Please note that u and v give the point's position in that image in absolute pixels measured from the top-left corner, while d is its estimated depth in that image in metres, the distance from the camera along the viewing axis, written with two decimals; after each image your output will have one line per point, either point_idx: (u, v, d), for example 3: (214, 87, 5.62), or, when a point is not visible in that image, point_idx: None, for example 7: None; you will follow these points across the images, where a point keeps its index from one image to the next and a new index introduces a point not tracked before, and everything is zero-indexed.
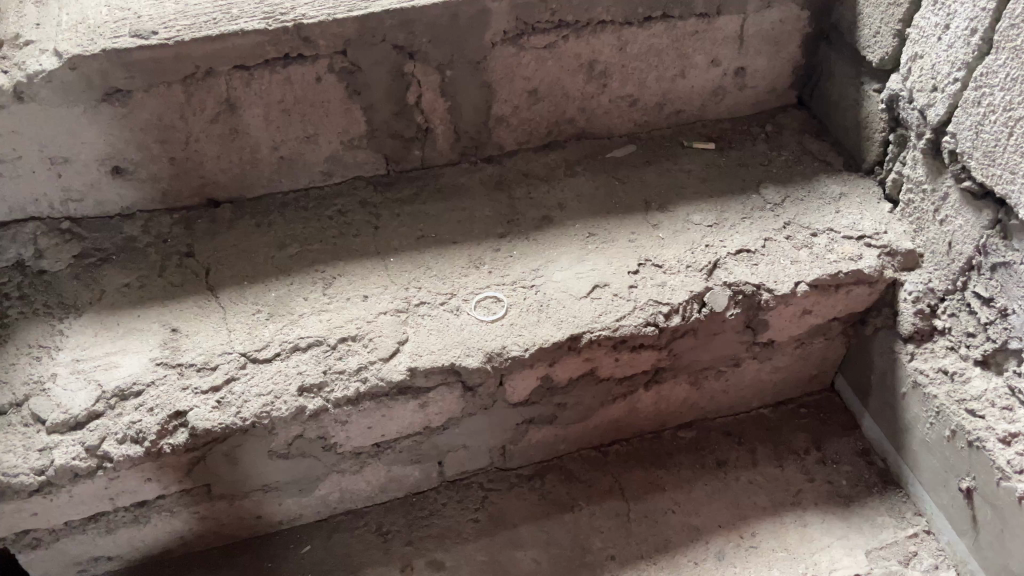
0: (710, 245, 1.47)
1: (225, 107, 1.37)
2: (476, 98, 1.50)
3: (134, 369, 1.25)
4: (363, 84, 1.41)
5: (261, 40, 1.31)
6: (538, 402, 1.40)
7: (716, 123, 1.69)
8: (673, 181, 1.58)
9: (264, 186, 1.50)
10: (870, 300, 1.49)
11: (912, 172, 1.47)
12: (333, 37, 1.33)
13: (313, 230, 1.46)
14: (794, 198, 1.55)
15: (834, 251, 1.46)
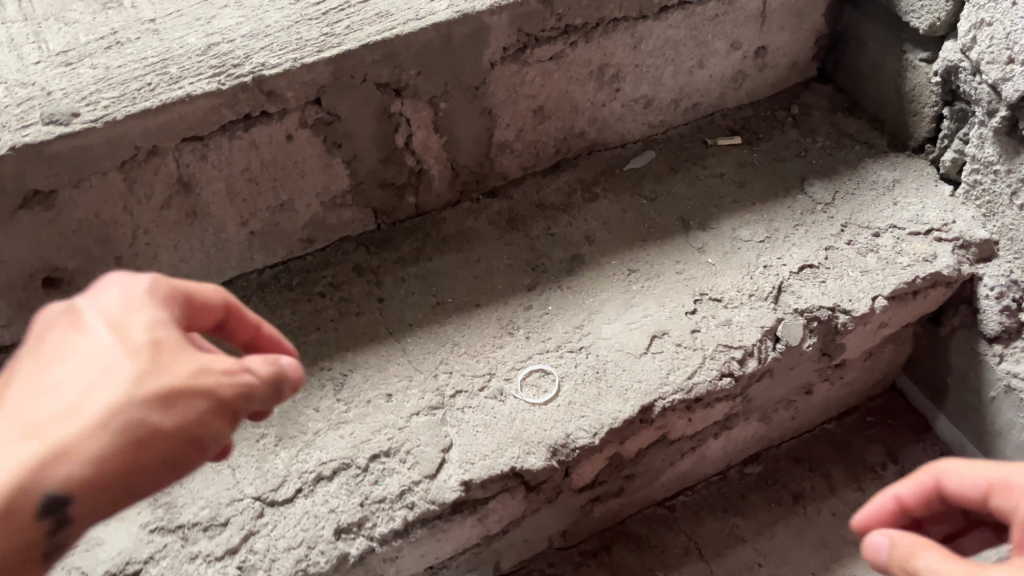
0: (768, 266, 1.27)
1: (177, 188, 1.10)
2: (476, 128, 1.26)
3: (123, 544, 1.00)
4: (344, 134, 1.15)
5: (214, 104, 1.03)
6: (605, 480, 1.20)
7: (736, 111, 1.49)
8: (708, 190, 1.37)
9: (234, 268, 1.24)
10: (946, 299, 1.33)
11: (979, 151, 1.30)
12: (303, 86, 1.06)
13: (306, 315, 1.21)
14: (844, 193, 1.36)
15: (904, 253, 1.29)
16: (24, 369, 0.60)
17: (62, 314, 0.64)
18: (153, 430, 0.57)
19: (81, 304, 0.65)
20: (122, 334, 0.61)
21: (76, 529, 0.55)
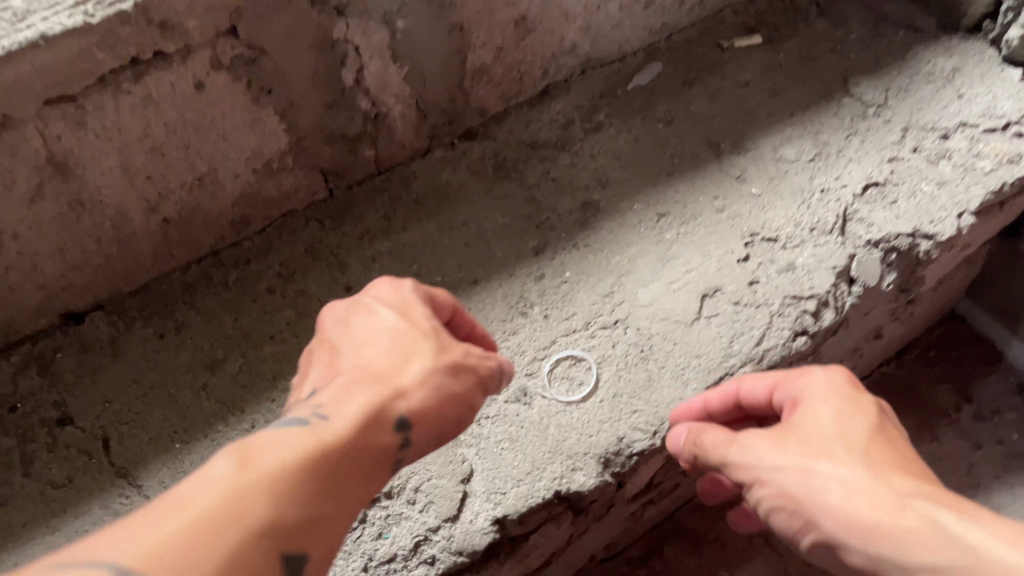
0: (826, 190, 1.02)
1: (51, 173, 0.79)
2: (445, 52, 0.96)
3: None
4: (274, 75, 0.85)
5: (84, 46, 0.71)
6: (660, 481, 0.96)
7: (748, 5, 1.22)
8: (734, 104, 1.11)
9: (149, 270, 0.94)
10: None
11: None
12: (209, 10, 0.76)
13: (253, 319, 0.92)
14: (897, 90, 1.12)
15: (983, 156, 1.05)
16: (347, 343, 0.66)
17: (362, 317, 0.68)
18: (453, 395, 0.64)
19: (363, 298, 0.70)
20: (404, 311, 0.68)
21: (411, 450, 0.61)
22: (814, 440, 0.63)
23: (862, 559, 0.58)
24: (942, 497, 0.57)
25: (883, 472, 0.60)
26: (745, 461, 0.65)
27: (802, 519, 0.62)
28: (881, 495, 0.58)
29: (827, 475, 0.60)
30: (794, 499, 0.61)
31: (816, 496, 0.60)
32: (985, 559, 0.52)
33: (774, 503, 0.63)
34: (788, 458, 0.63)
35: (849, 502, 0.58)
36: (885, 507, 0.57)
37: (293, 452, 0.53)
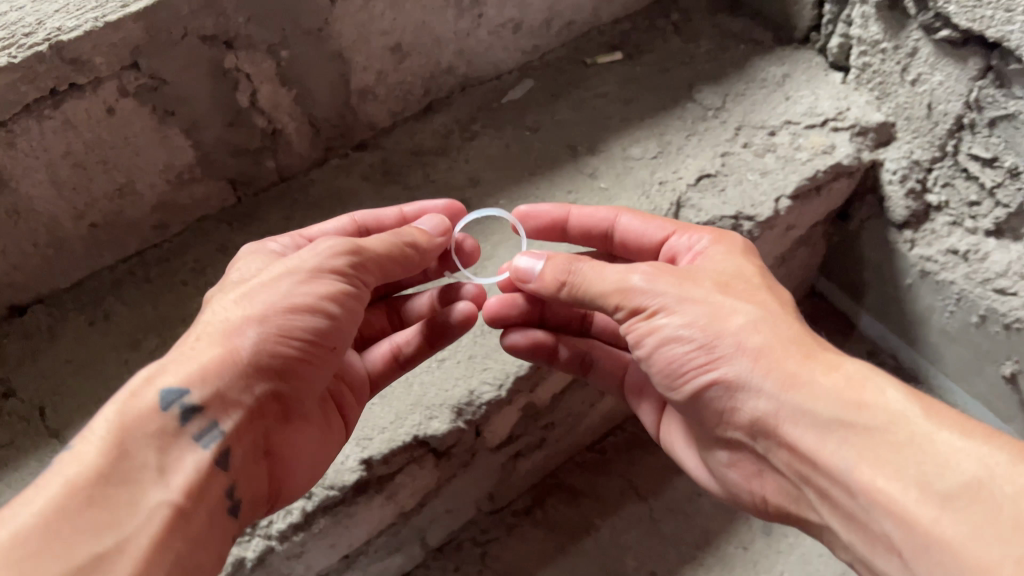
0: (664, 181, 1.19)
1: None
2: (329, 76, 1.14)
3: None
4: (176, 100, 1.02)
5: (10, 83, 0.89)
6: (522, 434, 1.13)
7: (614, 26, 1.40)
8: (594, 113, 1.28)
9: (82, 267, 1.11)
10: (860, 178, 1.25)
11: (864, 32, 1.23)
12: (114, 49, 0.93)
13: (171, 306, 1.09)
14: (735, 95, 1.29)
15: (802, 148, 1.22)
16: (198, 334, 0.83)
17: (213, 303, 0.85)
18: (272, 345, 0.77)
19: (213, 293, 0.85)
20: (221, 299, 0.81)
21: (214, 410, 0.74)
22: (744, 284, 0.82)
23: (767, 406, 0.74)
24: (855, 361, 0.75)
25: (811, 347, 0.75)
26: (648, 298, 0.79)
27: (713, 357, 0.76)
28: (803, 340, 0.76)
29: (739, 328, 0.76)
30: (701, 331, 0.76)
31: (729, 333, 0.76)
32: (923, 435, 0.67)
33: (681, 338, 0.77)
34: (725, 299, 0.79)
35: (767, 338, 0.75)
36: (787, 362, 0.74)
37: (64, 479, 0.67)
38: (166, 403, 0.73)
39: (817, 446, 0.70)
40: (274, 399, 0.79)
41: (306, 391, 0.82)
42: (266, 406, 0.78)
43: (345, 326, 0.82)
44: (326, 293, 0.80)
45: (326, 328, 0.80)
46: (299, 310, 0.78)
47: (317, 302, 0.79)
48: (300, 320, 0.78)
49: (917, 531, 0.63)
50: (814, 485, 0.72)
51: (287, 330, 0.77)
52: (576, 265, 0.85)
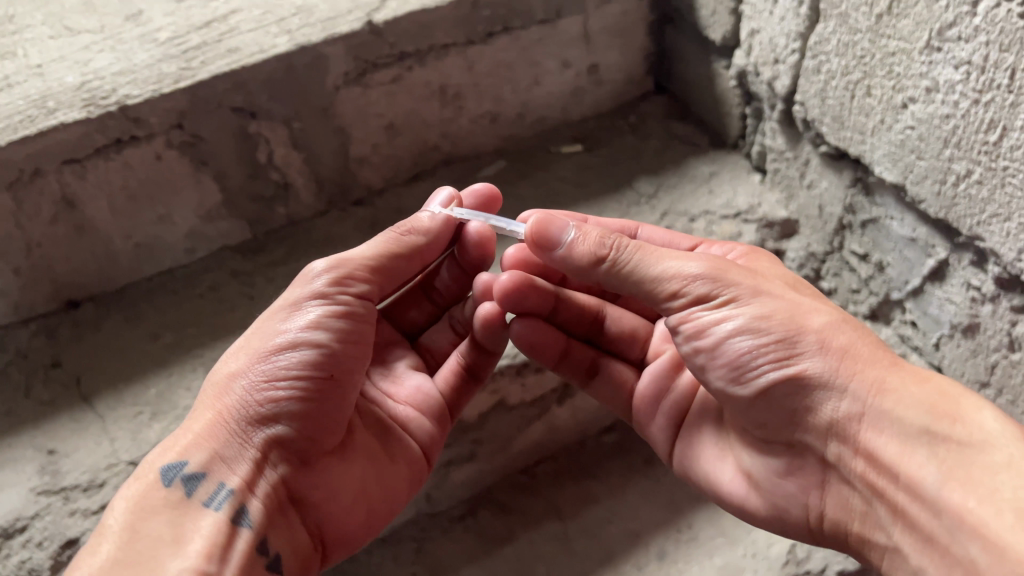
0: None
1: (63, 206, 1.29)
2: (332, 145, 1.46)
3: (14, 505, 1.16)
4: (208, 153, 1.35)
5: (86, 131, 1.22)
6: (452, 442, 1.39)
7: (581, 123, 1.70)
8: (549, 191, 1.56)
9: (126, 276, 1.43)
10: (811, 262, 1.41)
11: (773, 142, 1.48)
12: (164, 112, 1.26)
13: (187, 312, 1.39)
14: (668, 186, 1.55)
15: (714, 233, 1.46)
16: None
17: None
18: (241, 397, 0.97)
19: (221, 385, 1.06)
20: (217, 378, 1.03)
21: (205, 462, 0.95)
22: (811, 290, 1.02)
23: (850, 406, 0.88)
24: (948, 380, 0.90)
25: (900, 370, 0.90)
26: (705, 285, 0.92)
27: (794, 351, 0.89)
28: (852, 348, 0.90)
29: (825, 328, 0.91)
30: (782, 327, 0.90)
31: (807, 334, 0.90)
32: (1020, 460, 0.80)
33: (757, 333, 0.90)
34: (805, 302, 0.93)
35: (837, 351, 0.89)
36: (869, 371, 0.89)
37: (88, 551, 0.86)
38: (166, 478, 0.94)
39: (898, 456, 0.85)
40: (282, 437, 0.97)
41: (316, 422, 0.99)
42: (273, 450, 0.98)
43: (339, 354, 1.00)
44: (311, 328, 0.99)
45: (314, 359, 0.98)
46: (281, 353, 0.98)
47: (299, 341, 0.98)
48: (283, 361, 0.97)
49: (1000, 549, 0.75)
50: (886, 499, 0.86)
51: (272, 374, 0.97)
52: (623, 240, 0.96)
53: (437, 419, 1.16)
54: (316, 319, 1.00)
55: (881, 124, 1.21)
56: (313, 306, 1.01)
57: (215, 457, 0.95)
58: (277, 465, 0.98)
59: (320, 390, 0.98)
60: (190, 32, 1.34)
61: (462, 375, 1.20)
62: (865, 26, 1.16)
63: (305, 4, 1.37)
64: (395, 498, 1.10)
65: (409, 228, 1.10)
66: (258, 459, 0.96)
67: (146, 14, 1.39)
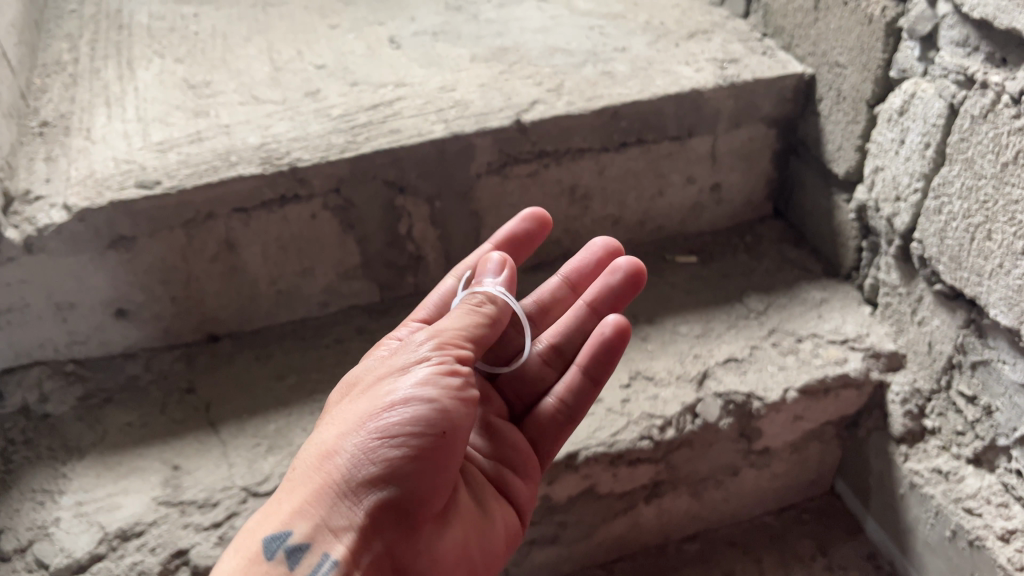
0: (698, 355, 1.49)
1: (224, 247, 1.44)
2: (465, 226, 1.58)
3: (136, 510, 1.26)
4: (356, 219, 1.49)
5: (259, 184, 1.38)
6: (538, 521, 1.43)
7: (697, 236, 1.78)
8: (661, 297, 1.63)
9: (264, 318, 1.56)
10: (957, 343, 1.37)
11: (887, 277, 1.51)
12: (326, 177, 1.41)
13: (312, 359, 1.50)
14: (777, 305, 1.59)
15: (819, 355, 1.47)
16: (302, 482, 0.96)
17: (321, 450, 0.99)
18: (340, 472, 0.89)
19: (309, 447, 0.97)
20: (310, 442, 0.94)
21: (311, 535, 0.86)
22: None
23: None
24: None
25: None
26: None
27: None
28: None
29: None
30: None
31: None
32: None
33: None
34: None
35: None
36: None
37: None
38: (270, 550, 0.85)
39: None
40: (398, 506, 0.89)
41: (431, 487, 0.91)
42: (386, 518, 0.88)
43: (453, 421, 0.92)
44: (422, 385, 0.91)
45: (429, 426, 0.90)
46: (393, 418, 0.90)
47: (410, 405, 0.90)
48: (392, 424, 0.89)
49: None
50: None
51: (378, 443, 0.89)
52: None
53: (527, 473, 1.11)
54: (432, 384, 0.92)
55: (999, 268, 1.23)
56: (430, 370, 0.93)
57: (321, 528, 0.86)
58: (394, 534, 0.89)
59: (433, 456, 0.90)
60: (360, 111, 1.50)
61: (563, 423, 1.15)
62: (990, 173, 1.21)
63: (462, 99, 1.53)
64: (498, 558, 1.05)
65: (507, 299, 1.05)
66: (367, 527, 0.87)
67: (323, 92, 1.57)
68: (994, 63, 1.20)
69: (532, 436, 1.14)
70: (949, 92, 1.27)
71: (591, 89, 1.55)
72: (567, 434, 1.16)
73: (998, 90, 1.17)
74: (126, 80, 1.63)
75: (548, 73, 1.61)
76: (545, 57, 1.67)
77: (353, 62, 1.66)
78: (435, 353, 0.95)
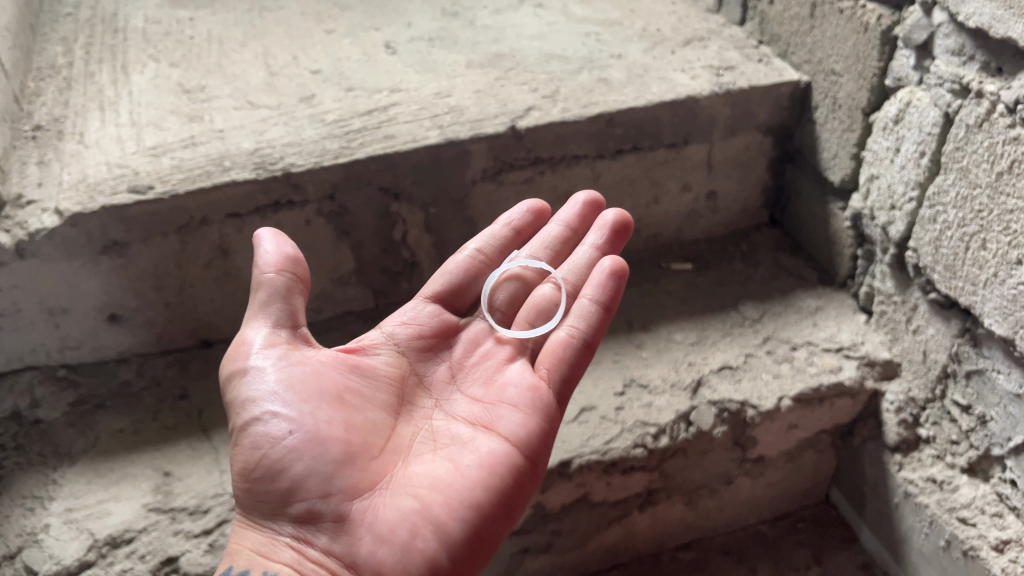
0: (693, 363, 1.49)
1: (218, 253, 1.44)
2: (460, 232, 1.57)
3: (127, 516, 1.25)
4: (350, 225, 1.48)
5: (253, 190, 1.38)
6: (531, 530, 1.42)
7: (693, 244, 1.78)
8: (655, 303, 1.63)
9: None
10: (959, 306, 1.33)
11: (882, 285, 1.51)
12: (320, 183, 1.40)
13: None
14: (772, 313, 1.59)
15: (814, 364, 1.47)
16: None
17: None
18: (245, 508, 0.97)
19: None
20: None
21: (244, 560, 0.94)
22: None
23: None
24: None
25: None
26: None
27: None
28: None
29: None
30: None
31: None
32: None
33: None
34: None
35: None
36: None
37: None
38: None
39: None
40: (302, 505, 0.93)
41: (317, 472, 0.94)
42: (305, 520, 0.93)
43: (291, 412, 0.96)
44: (250, 401, 0.96)
45: (269, 431, 0.95)
46: (246, 438, 0.95)
47: (252, 421, 0.95)
48: (247, 445, 0.95)
49: None
50: None
51: (249, 466, 0.95)
52: None
53: (534, 408, 1.06)
54: (260, 392, 0.96)
55: (993, 277, 1.22)
56: (249, 380, 0.97)
57: (255, 553, 0.94)
58: (319, 532, 0.93)
59: (295, 448, 0.94)
60: (355, 117, 1.50)
61: (580, 348, 1.13)
62: (985, 182, 1.20)
63: (458, 105, 1.52)
64: (504, 503, 0.99)
65: (276, 266, 0.99)
66: (293, 536, 0.93)
67: (318, 98, 1.57)
68: (989, 72, 1.20)
69: (548, 371, 1.11)
70: (944, 101, 1.27)
71: (587, 96, 1.55)
72: (580, 374, 1.13)
73: (993, 100, 1.17)
74: (121, 84, 1.62)
75: (544, 80, 1.60)
76: (542, 63, 1.67)
77: (349, 68, 1.66)
78: (253, 360, 0.98)
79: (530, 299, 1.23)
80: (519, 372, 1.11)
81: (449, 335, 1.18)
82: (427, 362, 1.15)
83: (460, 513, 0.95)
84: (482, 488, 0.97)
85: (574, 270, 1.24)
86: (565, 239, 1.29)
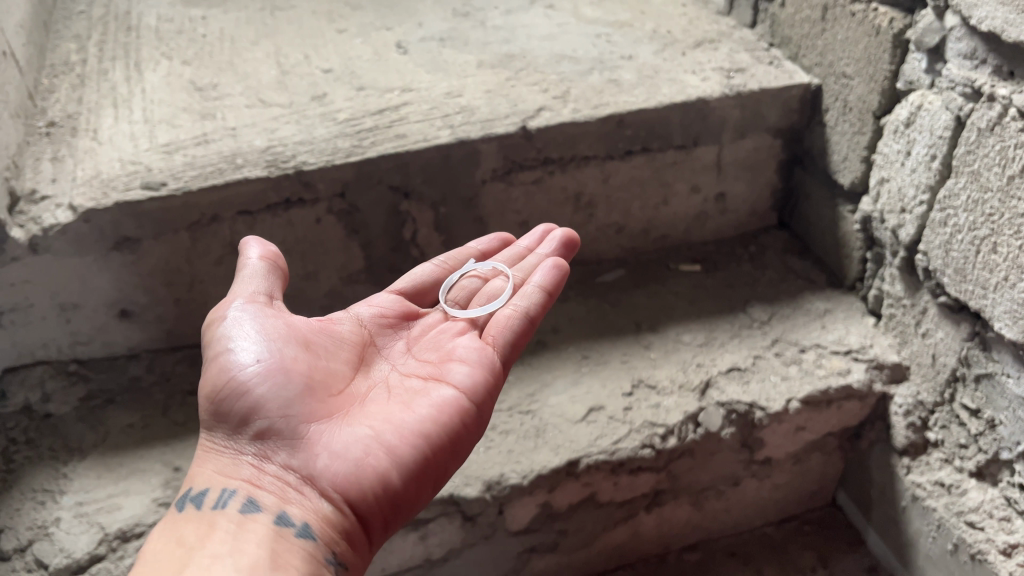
0: (701, 364, 1.49)
1: (229, 250, 1.44)
2: (470, 232, 1.58)
3: (137, 511, 1.26)
4: (360, 224, 1.49)
5: (264, 187, 1.38)
6: (537, 529, 1.42)
7: (701, 245, 1.78)
8: (663, 304, 1.63)
9: None
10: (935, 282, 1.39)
11: (891, 288, 1.51)
12: (331, 181, 1.41)
13: None
14: (780, 316, 1.59)
15: (822, 366, 1.47)
16: None
17: None
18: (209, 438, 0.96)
19: None
20: None
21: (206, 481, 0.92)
22: None
23: None
24: None
25: None
26: None
27: None
28: None
29: None
30: None
31: None
32: None
33: None
34: None
35: None
36: None
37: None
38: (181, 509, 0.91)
39: None
40: (261, 426, 0.93)
41: (279, 397, 0.94)
42: (262, 441, 0.93)
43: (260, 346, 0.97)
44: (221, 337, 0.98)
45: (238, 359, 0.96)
46: (214, 367, 0.96)
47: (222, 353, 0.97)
48: (215, 373, 0.96)
49: None
50: None
51: (215, 392, 0.95)
52: None
53: (485, 364, 1.06)
54: (232, 330, 0.98)
55: (1004, 281, 1.22)
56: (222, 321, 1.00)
57: (214, 473, 0.92)
58: (277, 449, 0.93)
59: (261, 374, 0.95)
60: (366, 116, 1.51)
61: (524, 322, 1.12)
62: (996, 186, 1.20)
63: (468, 105, 1.53)
64: (456, 438, 0.98)
65: (262, 254, 1.05)
66: (253, 456, 0.93)
67: (330, 96, 1.57)
68: (1001, 76, 1.20)
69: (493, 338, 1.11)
70: (955, 104, 1.27)
71: (597, 97, 1.55)
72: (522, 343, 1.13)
73: (1005, 103, 1.17)
74: (134, 82, 1.63)
75: (554, 81, 1.61)
76: (552, 64, 1.67)
77: (360, 67, 1.67)
78: (229, 309, 1.00)
79: (483, 291, 1.24)
80: (470, 338, 1.12)
81: (407, 319, 1.20)
82: (386, 336, 1.16)
83: (412, 439, 0.95)
84: (436, 420, 0.97)
85: (524, 270, 1.25)
86: (520, 254, 1.29)
